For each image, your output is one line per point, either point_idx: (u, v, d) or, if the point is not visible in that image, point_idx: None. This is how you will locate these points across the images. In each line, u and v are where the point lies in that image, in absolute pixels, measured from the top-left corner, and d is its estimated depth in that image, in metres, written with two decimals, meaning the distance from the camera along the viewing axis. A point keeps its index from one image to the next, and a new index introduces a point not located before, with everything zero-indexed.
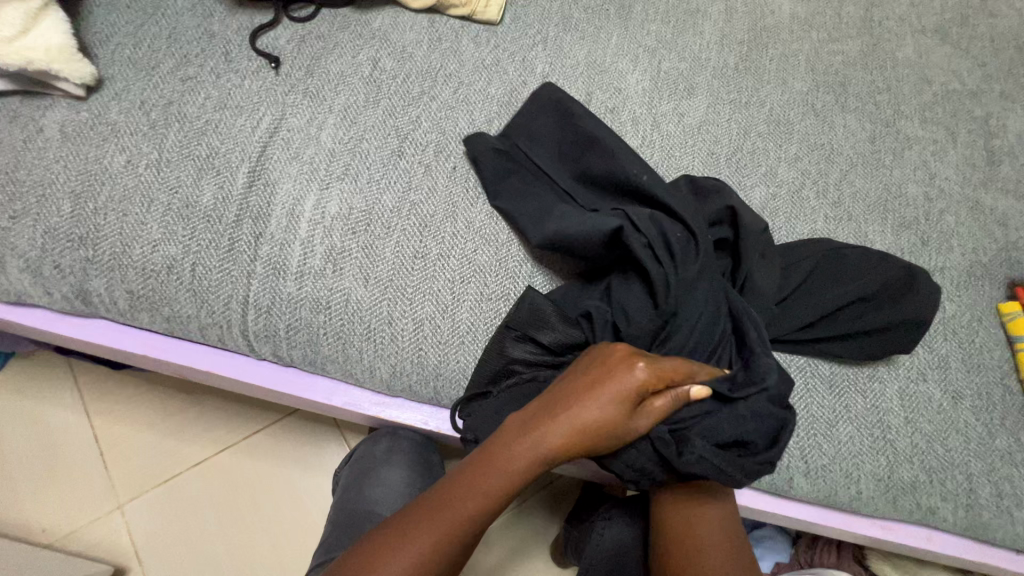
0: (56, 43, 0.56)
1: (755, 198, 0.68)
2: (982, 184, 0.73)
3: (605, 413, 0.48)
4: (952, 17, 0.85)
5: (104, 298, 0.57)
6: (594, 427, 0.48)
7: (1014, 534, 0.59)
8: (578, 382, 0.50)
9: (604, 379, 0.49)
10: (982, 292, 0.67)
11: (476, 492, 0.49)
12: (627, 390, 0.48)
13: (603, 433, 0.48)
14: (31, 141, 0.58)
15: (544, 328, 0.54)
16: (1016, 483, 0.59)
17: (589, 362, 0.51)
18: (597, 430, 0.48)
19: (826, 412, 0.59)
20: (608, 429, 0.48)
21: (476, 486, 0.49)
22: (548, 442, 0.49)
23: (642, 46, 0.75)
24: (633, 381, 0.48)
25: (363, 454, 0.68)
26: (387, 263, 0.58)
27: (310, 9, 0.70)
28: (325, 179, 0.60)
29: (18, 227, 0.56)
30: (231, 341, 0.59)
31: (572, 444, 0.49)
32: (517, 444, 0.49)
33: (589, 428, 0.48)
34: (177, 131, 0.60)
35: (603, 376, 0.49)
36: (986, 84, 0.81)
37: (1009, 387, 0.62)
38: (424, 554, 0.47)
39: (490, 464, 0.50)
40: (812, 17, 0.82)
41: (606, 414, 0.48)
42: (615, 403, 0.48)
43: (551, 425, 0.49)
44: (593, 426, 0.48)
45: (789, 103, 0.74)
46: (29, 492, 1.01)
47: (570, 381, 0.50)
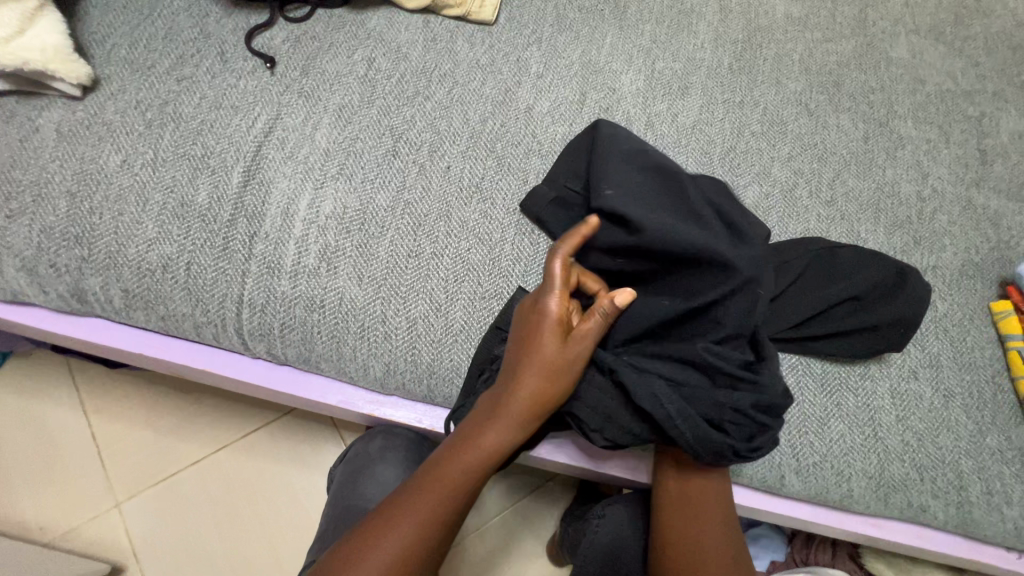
0: (52, 44, 0.56)
1: (748, 198, 0.68)
2: (974, 183, 0.74)
3: (543, 359, 0.50)
4: (946, 18, 0.86)
5: (100, 297, 0.57)
6: (542, 378, 0.50)
7: (1004, 532, 0.59)
8: (516, 345, 0.52)
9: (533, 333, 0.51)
10: (973, 291, 0.67)
11: (456, 463, 0.51)
12: (553, 325, 0.50)
13: (551, 379, 0.50)
14: (27, 141, 0.58)
15: None
16: (1006, 481, 0.59)
17: (517, 324, 0.53)
18: (545, 380, 0.50)
19: (817, 411, 0.59)
20: (554, 373, 0.51)
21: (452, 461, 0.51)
22: (509, 406, 0.51)
23: (637, 46, 0.75)
24: (553, 314, 0.50)
25: (359, 453, 0.69)
26: (381, 262, 0.58)
27: (306, 9, 0.70)
28: (320, 178, 0.61)
29: (14, 226, 0.56)
30: (226, 340, 0.59)
31: (530, 399, 0.51)
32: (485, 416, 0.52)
33: (538, 380, 0.50)
34: (173, 130, 0.60)
35: (534, 330, 0.51)
36: (979, 84, 0.81)
37: (1000, 385, 0.63)
38: (416, 532, 0.49)
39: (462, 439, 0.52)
40: (806, 17, 0.82)
41: (549, 354, 0.50)
42: (551, 341, 0.50)
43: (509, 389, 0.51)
44: (544, 371, 0.50)
45: (783, 103, 0.75)
46: (27, 490, 1.02)
47: (512, 344, 0.53)
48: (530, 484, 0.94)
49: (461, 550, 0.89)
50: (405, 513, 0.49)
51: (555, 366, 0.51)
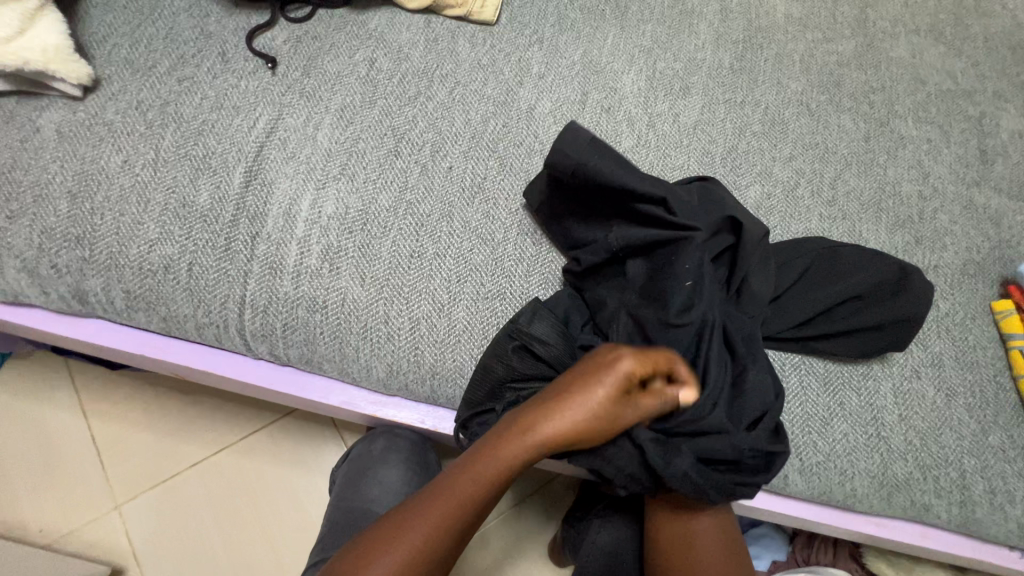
0: (53, 44, 0.56)
1: (750, 198, 0.68)
2: (975, 182, 0.74)
3: (588, 409, 0.48)
4: (946, 18, 0.86)
5: (101, 298, 0.57)
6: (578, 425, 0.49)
7: (1007, 531, 0.60)
8: (564, 384, 0.50)
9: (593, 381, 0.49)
10: (974, 290, 0.67)
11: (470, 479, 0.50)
12: (619, 377, 0.49)
13: (588, 428, 0.49)
14: (28, 141, 0.58)
15: (545, 343, 0.54)
16: (1009, 480, 0.60)
17: (580, 363, 0.51)
18: (585, 424, 0.49)
19: (821, 410, 0.59)
20: (593, 425, 0.49)
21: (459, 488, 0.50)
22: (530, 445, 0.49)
23: (638, 46, 0.75)
24: (623, 369, 0.49)
25: (360, 454, 0.68)
26: (384, 262, 0.58)
27: (307, 9, 0.70)
28: (322, 178, 0.61)
29: (16, 227, 0.56)
30: (228, 341, 0.59)
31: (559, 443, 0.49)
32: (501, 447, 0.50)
33: (578, 421, 0.49)
34: (174, 131, 0.60)
35: (594, 373, 0.49)
36: (979, 84, 0.81)
37: (1002, 384, 0.63)
38: (420, 542, 0.48)
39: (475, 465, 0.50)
40: (806, 17, 0.82)
41: (598, 402, 0.48)
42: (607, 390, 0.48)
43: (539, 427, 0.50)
44: (587, 415, 0.49)
45: (783, 103, 0.75)
46: (27, 492, 1.01)
47: (562, 382, 0.51)
48: (531, 484, 0.94)
49: (464, 551, 0.89)
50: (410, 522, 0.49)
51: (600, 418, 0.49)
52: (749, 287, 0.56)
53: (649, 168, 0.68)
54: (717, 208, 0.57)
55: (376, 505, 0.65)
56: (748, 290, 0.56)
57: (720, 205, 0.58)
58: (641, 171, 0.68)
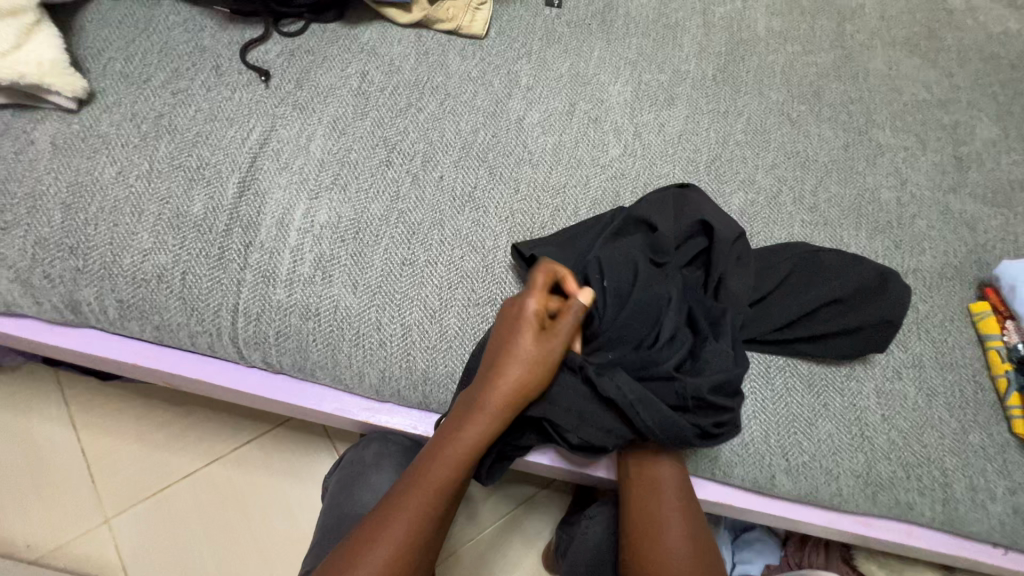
0: (48, 58, 0.57)
1: (734, 204, 0.70)
2: (951, 189, 0.76)
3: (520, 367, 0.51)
4: (920, 31, 0.89)
5: (94, 307, 0.57)
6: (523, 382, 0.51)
7: (990, 528, 0.61)
8: (493, 344, 0.53)
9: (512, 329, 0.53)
10: (953, 292, 0.69)
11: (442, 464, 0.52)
12: (532, 320, 0.52)
13: (532, 377, 0.52)
14: (22, 154, 0.58)
15: None
16: (990, 477, 0.61)
17: (497, 326, 0.54)
18: (526, 373, 0.51)
19: (805, 411, 0.60)
20: (535, 370, 0.52)
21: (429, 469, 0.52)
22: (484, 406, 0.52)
23: (623, 59, 0.77)
24: (532, 312, 0.52)
25: (354, 459, 0.68)
26: (375, 270, 0.59)
27: (299, 23, 0.72)
28: (315, 188, 0.62)
29: (10, 237, 0.56)
30: (221, 349, 0.59)
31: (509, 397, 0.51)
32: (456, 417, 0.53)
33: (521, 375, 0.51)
34: (168, 142, 0.61)
35: (512, 329, 0.53)
36: (953, 94, 0.84)
37: (981, 384, 0.64)
38: (404, 535, 0.49)
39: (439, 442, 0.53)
40: (786, 31, 0.85)
41: (528, 349, 0.51)
42: (530, 337, 0.52)
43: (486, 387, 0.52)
44: (525, 364, 0.51)
45: (765, 113, 0.77)
46: (14, 507, 1.00)
47: (489, 349, 0.54)
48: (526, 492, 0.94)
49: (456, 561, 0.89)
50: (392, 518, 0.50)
51: (542, 363, 0.52)
52: (730, 291, 0.58)
53: (635, 176, 0.70)
54: (691, 217, 0.60)
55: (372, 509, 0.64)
56: (729, 293, 0.58)
57: (695, 214, 0.60)
58: (628, 180, 0.69)
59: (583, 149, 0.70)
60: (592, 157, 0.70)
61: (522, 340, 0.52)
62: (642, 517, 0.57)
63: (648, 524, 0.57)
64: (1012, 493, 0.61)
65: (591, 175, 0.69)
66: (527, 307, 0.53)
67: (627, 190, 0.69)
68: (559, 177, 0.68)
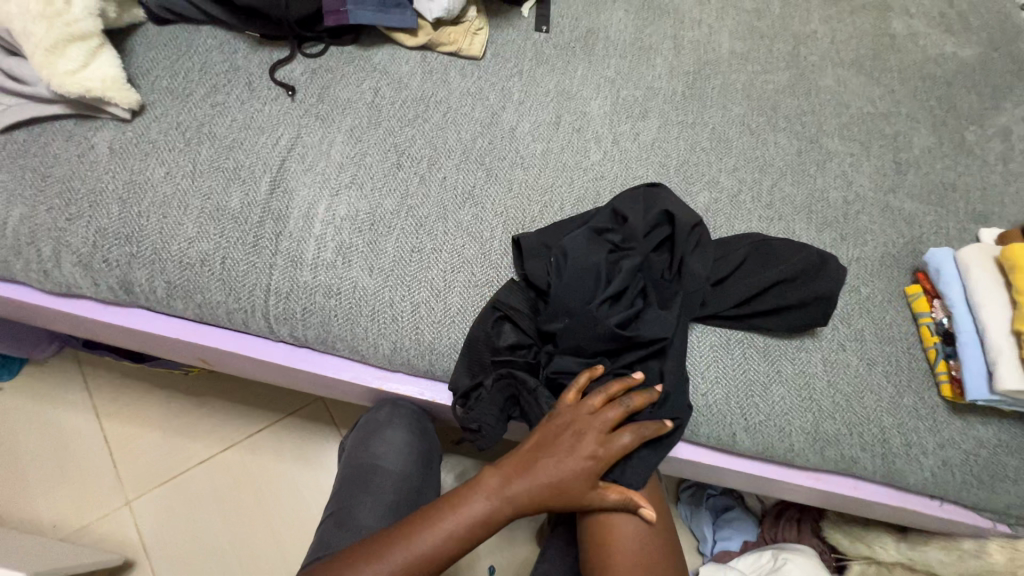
0: (111, 76, 0.67)
1: (700, 202, 0.81)
2: (891, 189, 0.87)
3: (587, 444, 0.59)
4: (866, 53, 1.01)
5: (145, 288, 0.66)
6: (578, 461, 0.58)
7: (924, 479, 0.70)
8: (565, 431, 0.60)
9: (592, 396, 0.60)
10: (892, 277, 0.79)
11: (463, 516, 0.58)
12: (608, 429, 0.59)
13: (582, 481, 0.59)
14: (84, 156, 0.67)
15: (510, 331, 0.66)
16: (922, 434, 0.70)
17: (570, 416, 0.60)
18: (581, 475, 0.58)
19: (761, 377, 0.70)
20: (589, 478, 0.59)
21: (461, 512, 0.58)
22: (542, 471, 0.58)
23: (603, 77, 0.88)
24: (612, 418, 0.59)
25: (367, 419, 0.74)
26: (388, 256, 0.68)
27: (320, 46, 0.82)
28: (336, 187, 0.71)
29: (74, 227, 0.65)
30: (254, 324, 0.68)
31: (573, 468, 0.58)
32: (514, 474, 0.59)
33: (579, 471, 0.58)
34: (209, 147, 0.71)
35: (585, 426, 0.59)
36: (895, 108, 0.96)
37: (915, 355, 0.74)
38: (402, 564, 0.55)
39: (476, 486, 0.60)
40: (747, 53, 0.96)
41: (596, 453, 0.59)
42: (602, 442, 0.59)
43: (547, 455, 0.59)
44: (587, 465, 0.58)
45: (728, 124, 0.88)
46: (40, 490, 1.07)
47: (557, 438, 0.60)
48: None
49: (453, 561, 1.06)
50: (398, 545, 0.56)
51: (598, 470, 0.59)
52: (691, 271, 0.67)
53: (614, 178, 0.80)
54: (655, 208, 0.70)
55: (384, 463, 0.71)
56: (690, 273, 0.67)
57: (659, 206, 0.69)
58: (607, 181, 0.79)
59: (569, 154, 0.80)
60: (576, 161, 0.80)
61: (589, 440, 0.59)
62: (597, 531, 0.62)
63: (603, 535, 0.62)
64: (942, 448, 0.70)
65: (575, 176, 0.79)
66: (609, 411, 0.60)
67: (607, 190, 0.79)
68: (547, 179, 0.78)
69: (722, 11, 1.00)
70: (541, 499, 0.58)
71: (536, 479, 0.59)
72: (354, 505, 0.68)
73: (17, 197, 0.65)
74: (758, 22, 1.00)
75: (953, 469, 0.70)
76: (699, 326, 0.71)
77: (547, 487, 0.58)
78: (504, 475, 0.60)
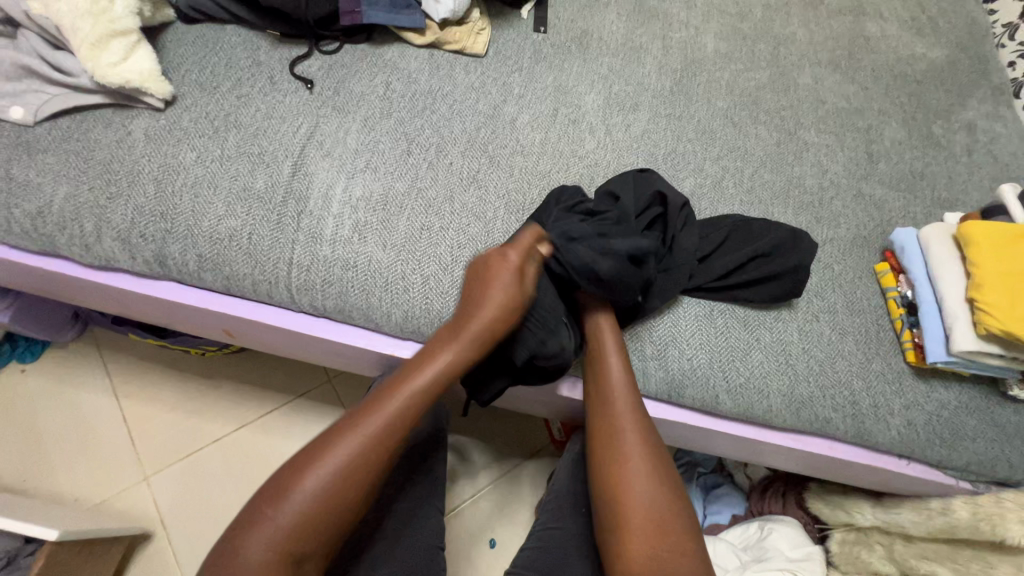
0: (148, 68, 0.73)
1: (686, 188, 0.87)
2: (863, 177, 0.94)
3: (489, 296, 0.66)
4: (841, 53, 1.08)
5: (177, 261, 0.72)
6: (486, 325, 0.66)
7: (891, 438, 0.76)
8: (474, 292, 0.67)
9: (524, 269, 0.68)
10: (862, 256, 0.86)
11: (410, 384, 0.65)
12: (513, 266, 0.67)
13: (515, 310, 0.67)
14: (122, 142, 0.74)
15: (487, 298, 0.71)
16: (888, 397, 0.77)
17: (473, 277, 0.68)
18: (511, 306, 0.66)
19: (741, 343, 0.76)
20: (512, 307, 0.66)
21: (298, 486, 0.59)
22: (356, 428, 0.62)
23: (597, 74, 0.95)
24: (513, 260, 0.67)
25: (378, 383, 0.80)
26: (401, 233, 0.75)
27: (335, 44, 0.89)
28: (352, 170, 0.78)
29: (114, 205, 0.71)
30: (277, 295, 0.74)
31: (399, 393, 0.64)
32: (329, 441, 0.61)
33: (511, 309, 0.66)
34: (236, 134, 0.77)
35: (488, 275, 0.67)
36: (867, 103, 1.03)
37: (883, 326, 0.80)
38: (361, 442, 0.61)
39: (310, 457, 0.60)
40: (731, 52, 1.04)
41: (513, 281, 0.66)
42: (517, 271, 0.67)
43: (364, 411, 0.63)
44: (512, 300, 0.66)
45: (712, 117, 0.95)
46: (62, 466, 1.12)
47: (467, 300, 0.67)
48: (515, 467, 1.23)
49: (452, 537, 1.14)
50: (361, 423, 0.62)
51: (522, 299, 0.67)
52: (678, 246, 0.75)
53: (606, 165, 0.87)
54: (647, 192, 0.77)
55: None
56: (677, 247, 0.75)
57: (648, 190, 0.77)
58: (600, 168, 0.86)
59: (565, 143, 0.87)
60: (571, 149, 0.87)
61: (497, 280, 0.66)
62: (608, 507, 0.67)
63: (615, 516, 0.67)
64: (907, 409, 0.77)
65: (571, 163, 0.86)
66: (505, 259, 0.67)
67: (600, 176, 0.86)
68: (545, 165, 0.85)
69: (707, 15, 1.07)
70: (396, 431, 0.63)
71: (374, 425, 0.62)
72: None
73: (62, 177, 0.71)
74: (742, 24, 1.08)
75: (917, 428, 0.76)
76: (683, 299, 0.78)
77: (393, 420, 0.63)
78: (442, 342, 0.67)
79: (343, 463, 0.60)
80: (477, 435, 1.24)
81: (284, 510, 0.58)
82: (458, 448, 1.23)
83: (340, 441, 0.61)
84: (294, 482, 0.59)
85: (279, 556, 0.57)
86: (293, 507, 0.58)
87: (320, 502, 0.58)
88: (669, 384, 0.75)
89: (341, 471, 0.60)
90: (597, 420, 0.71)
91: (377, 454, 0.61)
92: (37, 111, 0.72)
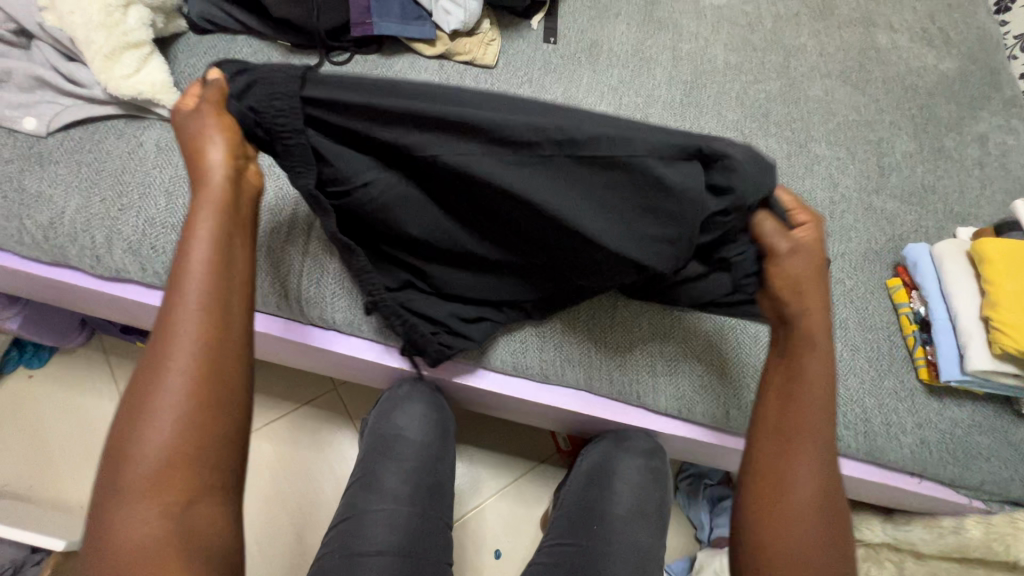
0: (160, 80, 0.73)
1: None
2: (875, 191, 0.94)
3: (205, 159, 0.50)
4: (852, 65, 1.08)
5: None
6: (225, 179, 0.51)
7: (902, 456, 0.76)
8: (197, 165, 0.51)
9: (811, 271, 0.58)
10: (874, 271, 0.85)
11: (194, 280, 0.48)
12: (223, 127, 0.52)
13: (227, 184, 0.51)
14: (133, 153, 0.74)
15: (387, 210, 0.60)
16: (901, 414, 0.76)
17: (189, 149, 0.52)
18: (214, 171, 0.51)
19: (753, 360, 0.76)
20: (233, 150, 0.52)
21: (138, 430, 0.44)
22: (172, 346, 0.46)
23: (607, 85, 0.95)
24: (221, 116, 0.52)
25: (387, 395, 0.79)
26: None
27: (346, 54, 0.89)
28: None
29: (125, 217, 0.71)
30: (287, 307, 0.74)
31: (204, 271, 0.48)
32: (150, 376, 0.46)
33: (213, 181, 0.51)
34: None
35: (200, 144, 0.51)
36: (878, 116, 1.02)
37: (895, 342, 0.80)
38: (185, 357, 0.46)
39: (132, 408, 0.45)
40: (741, 63, 1.03)
41: (219, 138, 0.52)
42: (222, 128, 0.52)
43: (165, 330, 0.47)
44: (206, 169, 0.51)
45: (723, 129, 0.95)
46: (69, 472, 1.12)
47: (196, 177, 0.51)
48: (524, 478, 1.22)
49: (458, 547, 1.15)
50: (167, 349, 0.46)
51: (231, 145, 0.52)
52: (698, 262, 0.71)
53: None
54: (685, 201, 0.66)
55: (405, 433, 0.76)
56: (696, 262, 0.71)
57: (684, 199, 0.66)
58: None
59: None
60: None
61: (211, 143, 0.51)
62: (770, 454, 0.56)
63: (771, 465, 0.55)
64: (919, 427, 0.76)
65: None
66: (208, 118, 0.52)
67: None
68: None
69: (718, 25, 1.07)
70: (220, 324, 0.48)
71: (194, 335, 0.47)
72: (376, 471, 0.73)
73: (74, 189, 0.71)
74: (752, 35, 1.07)
75: (930, 447, 0.76)
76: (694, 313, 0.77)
77: (215, 315, 0.48)
78: (210, 223, 0.49)
79: (182, 380, 0.46)
80: (483, 444, 1.24)
81: (141, 461, 0.44)
82: (464, 457, 1.23)
83: (154, 376, 0.46)
84: (133, 436, 0.44)
85: (160, 507, 0.43)
86: (151, 448, 0.44)
87: (181, 433, 0.45)
88: (680, 400, 0.75)
89: (181, 393, 0.45)
90: (782, 370, 0.59)
91: (217, 357, 0.47)
92: (50, 122, 0.72)
